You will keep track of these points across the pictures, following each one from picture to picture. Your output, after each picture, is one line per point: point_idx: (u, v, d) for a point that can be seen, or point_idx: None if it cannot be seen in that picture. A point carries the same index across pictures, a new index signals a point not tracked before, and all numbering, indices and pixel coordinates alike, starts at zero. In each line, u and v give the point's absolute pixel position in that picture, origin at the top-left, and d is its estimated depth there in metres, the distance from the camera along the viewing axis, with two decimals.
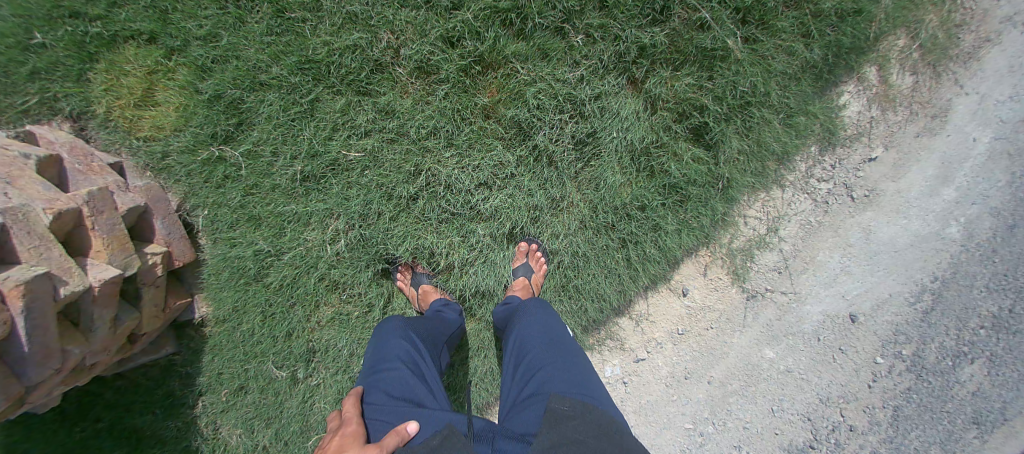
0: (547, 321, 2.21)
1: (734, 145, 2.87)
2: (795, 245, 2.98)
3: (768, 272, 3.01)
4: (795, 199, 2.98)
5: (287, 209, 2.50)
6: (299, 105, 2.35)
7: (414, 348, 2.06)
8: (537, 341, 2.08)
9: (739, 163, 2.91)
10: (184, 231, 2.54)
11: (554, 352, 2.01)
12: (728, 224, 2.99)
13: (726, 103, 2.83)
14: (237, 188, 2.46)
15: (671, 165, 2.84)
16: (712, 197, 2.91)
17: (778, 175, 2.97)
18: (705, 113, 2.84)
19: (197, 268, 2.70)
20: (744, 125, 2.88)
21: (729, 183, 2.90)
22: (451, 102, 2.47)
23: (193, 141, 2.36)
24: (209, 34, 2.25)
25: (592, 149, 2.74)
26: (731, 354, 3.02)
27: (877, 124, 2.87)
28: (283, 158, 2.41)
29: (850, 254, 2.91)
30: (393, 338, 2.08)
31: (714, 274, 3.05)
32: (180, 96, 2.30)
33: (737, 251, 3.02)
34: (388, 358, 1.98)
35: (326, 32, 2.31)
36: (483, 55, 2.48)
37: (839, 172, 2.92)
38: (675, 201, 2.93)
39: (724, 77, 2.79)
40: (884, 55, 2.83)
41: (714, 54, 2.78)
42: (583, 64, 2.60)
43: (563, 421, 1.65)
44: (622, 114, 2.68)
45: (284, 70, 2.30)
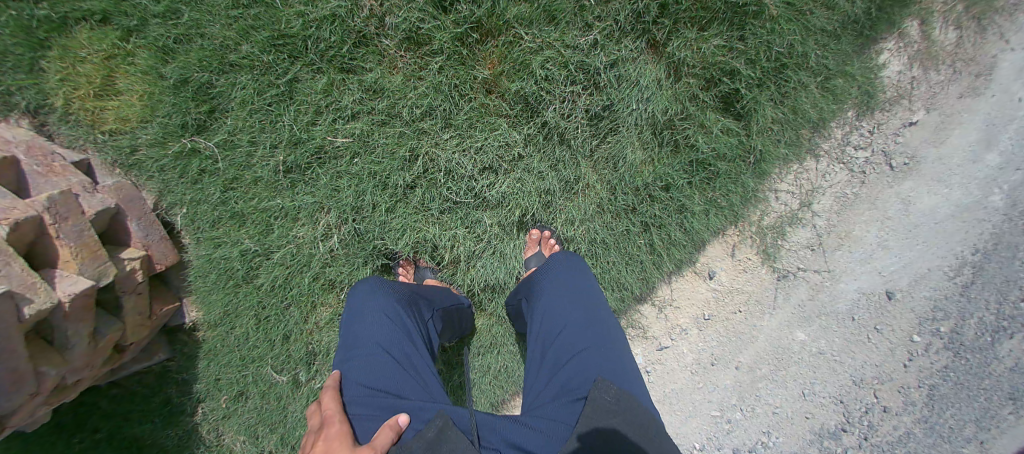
0: (579, 293, 1.92)
1: (766, 114, 2.54)
2: (830, 219, 2.65)
3: (800, 249, 2.68)
4: (830, 171, 2.64)
5: (276, 202, 2.20)
6: (276, 86, 2.08)
7: (399, 326, 1.78)
8: (571, 316, 1.82)
9: (772, 132, 2.58)
10: (165, 232, 2.27)
11: (590, 331, 1.75)
12: (758, 200, 2.66)
13: (759, 66, 2.49)
14: (216, 183, 2.18)
15: (699, 136, 2.53)
16: (743, 173, 2.60)
17: (812, 143, 2.63)
18: (736, 79, 2.50)
19: (182, 270, 2.39)
20: (780, 91, 2.55)
21: (762, 156, 2.59)
22: (449, 76, 2.18)
23: (162, 133, 2.10)
24: (168, 10, 1.98)
25: (609, 124, 2.42)
26: (760, 338, 2.73)
27: (919, 85, 2.52)
28: (263, 147, 2.13)
29: (887, 227, 2.59)
30: (376, 314, 1.79)
31: (744, 255, 2.73)
32: (144, 83, 2.06)
33: (768, 229, 2.69)
34: (370, 339, 1.70)
35: (300, 2, 2.02)
36: (485, 16, 2.16)
37: (877, 139, 2.58)
38: (703, 178, 2.61)
39: (757, 36, 2.45)
40: (926, 7, 2.46)
41: (746, 10, 2.42)
42: (597, 26, 2.26)
43: (605, 417, 1.41)
44: (640, 84, 2.35)
45: (255, 47, 2.02)
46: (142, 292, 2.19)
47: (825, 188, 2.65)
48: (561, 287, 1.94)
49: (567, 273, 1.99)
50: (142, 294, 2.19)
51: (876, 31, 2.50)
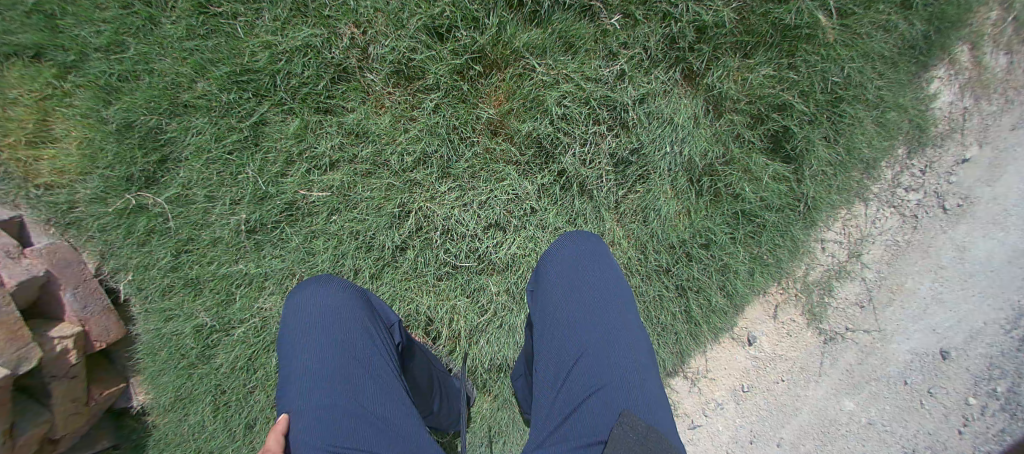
0: (599, 278, 1.45)
1: (821, 156, 2.09)
2: (881, 271, 2.16)
3: (847, 308, 2.19)
4: (881, 216, 2.16)
5: (233, 269, 1.81)
6: (239, 129, 1.73)
7: (355, 349, 1.33)
8: (590, 317, 1.37)
9: (828, 177, 2.13)
10: (110, 302, 1.82)
11: (613, 339, 1.32)
12: (801, 252, 2.19)
13: (813, 99, 2.08)
14: (167, 245, 1.79)
15: (744, 184, 2.11)
16: (794, 224, 2.16)
17: (862, 187, 2.16)
18: (786, 114, 2.10)
19: (130, 345, 1.91)
20: (833, 128, 2.10)
21: (815, 205, 2.14)
22: (447, 116, 1.81)
23: (101, 187, 1.74)
24: (110, 43, 1.68)
25: (638, 170, 2.01)
26: (805, 411, 2.20)
27: (971, 117, 2.06)
28: (221, 204, 1.76)
29: (941, 278, 2.09)
30: (325, 334, 1.33)
31: (786, 318, 2.24)
32: (83, 129, 1.72)
33: (813, 285, 2.21)
34: (321, 375, 1.26)
35: (269, 32, 1.71)
36: (491, 43, 1.80)
37: (929, 180, 2.10)
38: (748, 232, 2.17)
39: (810, 64, 2.06)
40: (978, 31, 2.03)
41: (797, 33, 2.04)
42: (623, 54, 1.90)
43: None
44: (676, 125, 1.97)
45: (212, 85, 1.70)
46: (78, 375, 1.72)
47: (875, 235, 2.17)
48: (572, 275, 1.45)
49: (579, 253, 1.49)
50: (78, 377, 1.72)
51: (930, 57, 2.06)
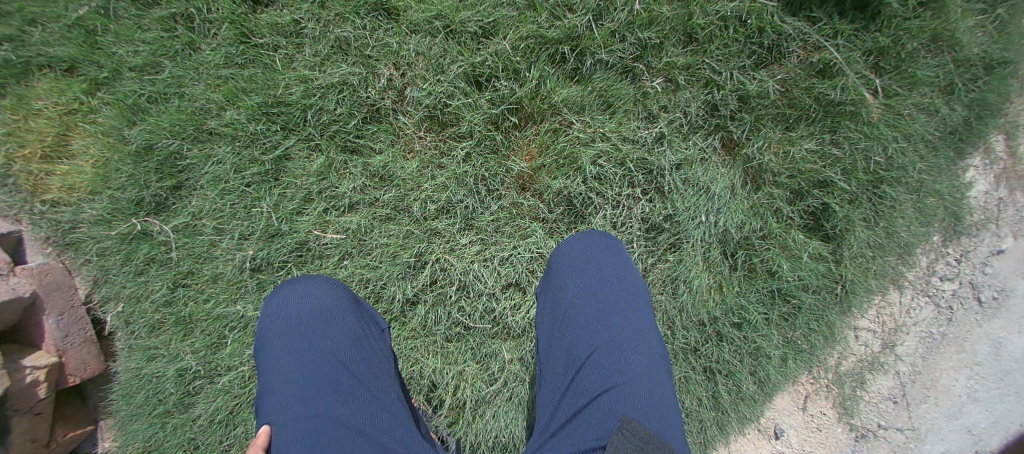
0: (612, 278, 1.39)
1: (860, 237, 1.93)
2: (914, 364, 1.97)
3: (881, 403, 1.99)
4: (914, 305, 1.98)
5: (229, 311, 1.68)
6: (261, 162, 1.66)
7: (339, 357, 1.24)
8: (598, 319, 1.32)
9: (867, 260, 1.95)
10: (93, 333, 1.72)
11: (621, 340, 1.28)
12: (833, 340, 2.00)
13: (855, 178, 1.91)
14: (165, 277, 1.68)
15: (783, 261, 1.93)
16: (831, 308, 1.98)
17: (896, 272, 1.98)
18: (828, 190, 1.92)
19: (105, 383, 1.79)
20: (872, 209, 1.93)
21: (852, 289, 1.96)
22: (477, 166, 1.73)
23: (109, 209, 1.67)
24: (147, 63, 1.66)
25: (671, 238, 1.86)
26: None
27: (1006, 207, 1.91)
28: (230, 238, 1.65)
29: (976, 375, 1.93)
30: (307, 340, 1.25)
31: (814, 408, 2.03)
32: (102, 146, 1.67)
33: (846, 376, 2.01)
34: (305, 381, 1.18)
35: (307, 66, 1.67)
36: (533, 95, 1.74)
37: (964, 269, 1.95)
38: (783, 314, 1.99)
39: (851, 142, 1.90)
40: (1014, 120, 1.91)
41: (841, 110, 1.89)
42: (663, 117, 1.79)
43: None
44: (713, 195, 1.83)
45: (241, 113, 1.64)
46: (44, 410, 1.61)
47: (908, 325, 1.99)
48: (584, 272, 1.40)
49: (591, 251, 1.45)
50: (42, 413, 1.61)
51: (969, 143, 1.91)
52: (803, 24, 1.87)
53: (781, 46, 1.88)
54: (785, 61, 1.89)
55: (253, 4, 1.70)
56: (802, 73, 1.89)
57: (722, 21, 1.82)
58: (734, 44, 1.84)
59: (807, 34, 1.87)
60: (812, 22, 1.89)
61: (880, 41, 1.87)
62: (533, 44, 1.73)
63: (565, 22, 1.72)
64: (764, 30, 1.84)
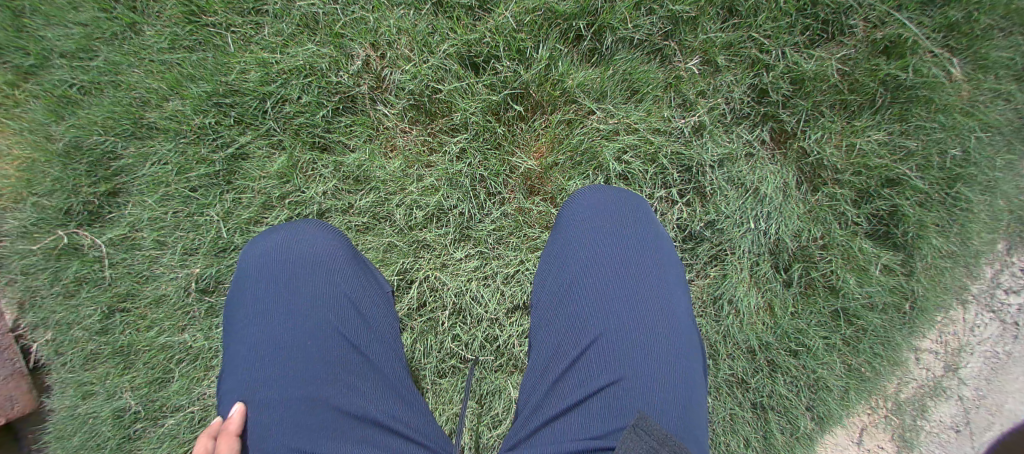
0: (646, 242, 1.10)
1: (934, 245, 1.51)
2: (979, 389, 1.60)
3: (943, 434, 1.62)
4: (979, 323, 1.59)
5: (174, 340, 1.42)
6: (210, 162, 1.39)
7: (330, 329, 1.02)
8: (625, 287, 1.03)
9: (941, 273, 1.54)
10: (20, 368, 1.43)
11: (650, 318, 1.00)
12: (896, 365, 1.58)
13: (931, 176, 1.49)
14: (100, 299, 1.42)
15: (848, 274, 1.52)
16: (897, 329, 1.55)
17: (961, 284, 1.57)
18: (899, 190, 1.50)
19: (38, 427, 1.50)
20: (948, 217, 1.51)
21: (924, 307, 1.54)
22: (473, 164, 1.41)
23: (34, 218, 1.40)
24: (81, 49, 1.41)
25: (712, 249, 1.51)
26: None
27: None
28: (169, 256, 1.40)
29: None
30: (291, 307, 1.02)
31: (869, 442, 1.63)
32: (28, 144, 1.40)
33: (905, 405, 1.61)
34: (291, 354, 0.98)
35: (267, 49, 1.40)
36: (542, 80, 1.42)
37: None
38: (844, 338, 1.57)
39: (926, 136, 1.49)
40: None
41: (912, 95, 1.48)
42: (701, 104, 1.45)
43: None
44: (764, 197, 1.47)
45: (186, 105, 1.38)
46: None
47: (971, 345, 1.60)
48: (594, 234, 1.10)
49: (607, 209, 1.15)
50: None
51: None
52: None
53: (840, 21, 1.47)
54: (850, 39, 1.48)
55: None
56: (863, 54, 1.48)
57: None
58: (784, 19, 1.46)
59: (870, 5, 1.46)
60: None
61: (953, 16, 1.45)
62: (542, 18, 1.41)
63: None
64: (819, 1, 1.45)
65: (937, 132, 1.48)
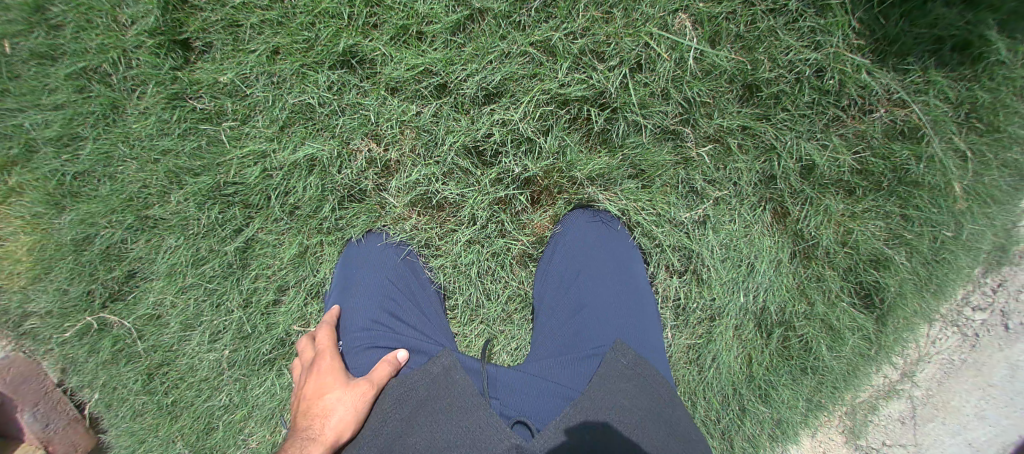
0: (614, 247, 1.35)
1: (910, 306, 1.50)
2: (929, 388, 1.60)
3: (889, 430, 1.64)
4: (939, 336, 1.57)
5: (216, 404, 1.60)
6: (221, 253, 1.47)
7: (398, 276, 1.33)
8: (607, 262, 1.29)
9: (910, 326, 1.53)
10: (74, 414, 1.60)
11: (623, 283, 1.25)
12: (855, 378, 1.60)
13: (926, 257, 1.44)
14: (137, 370, 1.57)
15: (823, 341, 1.55)
16: (862, 362, 1.57)
17: (931, 307, 1.52)
18: (897, 271, 1.46)
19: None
20: (940, 281, 1.47)
21: (891, 346, 1.55)
22: (481, 255, 1.46)
23: (58, 304, 1.52)
24: (63, 135, 1.39)
25: (701, 316, 1.55)
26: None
27: None
28: (199, 337, 1.54)
29: (990, 397, 1.56)
30: (372, 262, 1.35)
31: (822, 431, 1.69)
32: (29, 234, 1.48)
33: (858, 408, 1.65)
34: (374, 284, 1.29)
35: (260, 136, 1.36)
36: (552, 168, 1.39)
37: (1006, 298, 1.49)
38: (816, 379, 1.59)
39: (928, 207, 1.38)
40: None
41: (926, 179, 1.36)
42: (711, 195, 1.41)
43: (618, 389, 0.95)
44: (757, 275, 1.47)
45: (188, 200, 1.41)
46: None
47: (928, 355, 1.59)
48: (581, 234, 1.36)
49: (592, 225, 1.39)
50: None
51: None
52: (892, 77, 1.29)
53: (862, 101, 1.33)
54: (868, 125, 1.34)
55: (184, 51, 1.38)
56: (878, 142, 1.34)
57: (794, 73, 1.32)
58: (805, 104, 1.34)
59: (892, 89, 1.29)
60: (902, 77, 1.30)
61: (978, 96, 1.27)
62: (551, 107, 1.34)
63: (594, 79, 1.32)
64: (846, 86, 1.31)
65: (949, 209, 1.37)
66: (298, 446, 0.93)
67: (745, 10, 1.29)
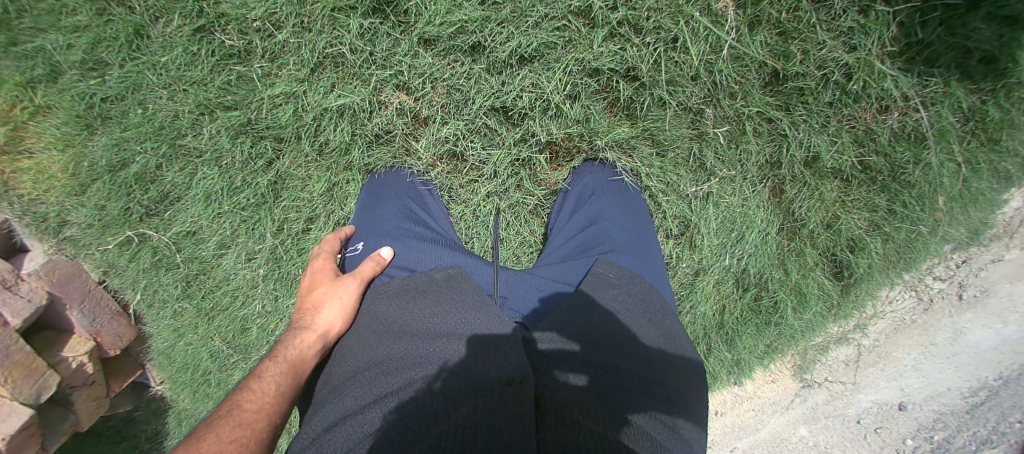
0: (626, 192, 1.39)
1: (874, 280, 1.63)
2: (876, 339, 1.79)
3: (834, 370, 1.86)
4: (896, 297, 1.74)
5: (251, 311, 1.78)
6: (255, 184, 1.58)
7: (399, 194, 1.40)
8: (616, 198, 1.36)
9: (869, 297, 1.70)
10: (116, 309, 1.73)
11: (628, 211, 1.32)
12: (816, 332, 1.79)
13: (904, 244, 1.58)
14: (178, 280, 1.73)
15: (788, 304, 1.69)
16: (822, 321, 1.75)
17: (897, 275, 1.66)
18: (873, 252, 1.58)
19: (143, 343, 1.87)
20: (912, 264, 1.63)
21: (851, 308, 1.72)
22: (499, 206, 1.56)
23: (99, 217, 1.63)
24: (89, 58, 1.45)
25: (687, 272, 1.68)
26: (766, 443, 1.94)
27: None
28: (235, 255, 1.69)
29: (930, 353, 1.75)
30: (377, 187, 1.44)
31: (775, 366, 1.92)
32: (59, 151, 1.56)
33: (809, 349, 1.85)
34: (373, 201, 1.37)
35: (294, 78, 1.45)
36: (573, 134, 1.48)
37: (966, 277, 1.66)
38: (780, 333, 1.77)
39: (916, 198, 1.48)
40: None
41: (923, 177, 1.45)
42: (719, 173, 1.50)
43: (606, 293, 1.05)
44: (744, 244, 1.59)
45: (220, 133, 1.51)
46: (98, 379, 1.74)
47: (884, 312, 1.76)
48: (596, 177, 1.43)
49: (606, 174, 1.45)
50: (98, 381, 1.75)
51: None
52: (914, 83, 1.36)
53: (880, 101, 1.39)
54: (880, 125, 1.41)
55: None
56: (884, 140, 1.42)
57: (822, 70, 1.38)
58: (826, 101, 1.41)
59: (910, 96, 1.37)
60: (921, 86, 1.36)
61: (989, 110, 1.35)
62: (583, 80, 1.42)
63: (628, 54, 1.38)
64: (868, 86, 1.36)
65: (934, 204, 1.48)
66: (294, 334, 1.04)
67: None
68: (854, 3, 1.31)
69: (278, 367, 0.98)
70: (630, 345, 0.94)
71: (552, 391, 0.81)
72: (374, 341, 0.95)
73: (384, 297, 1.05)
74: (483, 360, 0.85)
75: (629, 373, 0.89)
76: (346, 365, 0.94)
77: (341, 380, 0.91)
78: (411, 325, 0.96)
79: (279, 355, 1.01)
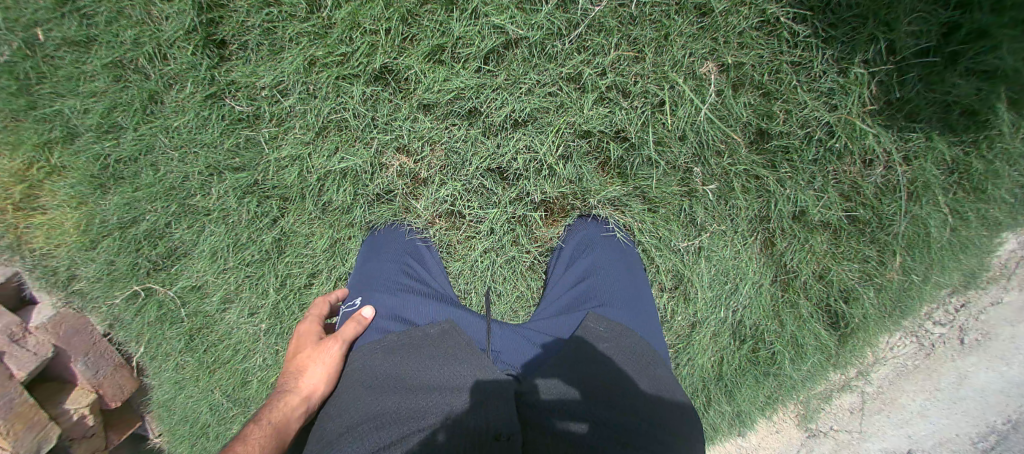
0: (618, 246, 1.43)
1: (870, 330, 1.64)
2: (879, 386, 1.77)
3: (839, 419, 1.83)
4: (897, 343, 1.74)
5: (252, 364, 1.80)
6: (259, 241, 1.63)
7: (393, 250, 1.43)
8: (609, 250, 1.40)
9: (866, 346, 1.70)
10: (119, 360, 1.76)
11: (620, 263, 1.36)
12: (816, 380, 1.78)
13: (899, 292, 1.59)
14: (180, 333, 1.76)
15: (786, 355, 1.69)
16: (822, 371, 1.75)
17: (895, 324, 1.67)
18: (868, 302, 1.60)
19: (144, 393, 1.87)
20: (908, 311, 1.64)
21: (849, 357, 1.72)
22: (495, 261, 1.60)
23: (107, 271, 1.68)
24: (106, 123, 1.53)
25: (684, 324, 1.69)
26: None
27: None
28: (238, 309, 1.72)
29: (934, 399, 1.73)
30: (373, 245, 1.48)
31: (778, 415, 1.90)
32: (70, 208, 1.62)
33: (812, 398, 1.83)
34: (367, 259, 1.41)
35: (299, 140, 1.52)
36: (567, 192, 1.53)
37: (964, 323, 1.67)
38: (782, 381, 1.76)
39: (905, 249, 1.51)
40: None
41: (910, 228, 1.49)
42: (709, 227, 1.54)
43: (596, 347, 1.08)
44: (739, 295, 1.61)
45: (228, 193, 1.57)
46: (98, 431, 1.73)
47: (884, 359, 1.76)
48: (589, 231, 1.48)
49: (597, 227, 1.49)
50: (97, 434, 1.73)
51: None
52: (896, 139, 1.42)
53: (865, 156, 1.44)
54: (864, 180, 1.46)
55: (219, 50, 1.51)
56: (871, 194, 1.47)
57: (805, 128, 1.44)
58: (811, 157, 1.46)
59: (892, 151, 1.42)
60: (903, 142, 1.42)
61: (971, 161, 1.40)
62: (576, 141, 1.48)
63: (618, 116, 1.45)
64: (851, 143, 1.42)
65: (926, 253, 1.51)
66: (278, 396, 1.08)
67: (770, 62, 1.40)
68: (833, 65, 1.38)
69: (261, 430, 1.02)
70: (620, 398, 0.95)
71: (540, 447, 0.83)
72: (371, 396, 0.95)
73: (372, 355, 1.06)
74: (478, 417, 0.86)
75: (619, 425, 0.90)
76: (342, 421, 0.93)
77: (335, 437, 0.90)
78: (408, 382, 0.97)
79: (263, 418, 1.04)
